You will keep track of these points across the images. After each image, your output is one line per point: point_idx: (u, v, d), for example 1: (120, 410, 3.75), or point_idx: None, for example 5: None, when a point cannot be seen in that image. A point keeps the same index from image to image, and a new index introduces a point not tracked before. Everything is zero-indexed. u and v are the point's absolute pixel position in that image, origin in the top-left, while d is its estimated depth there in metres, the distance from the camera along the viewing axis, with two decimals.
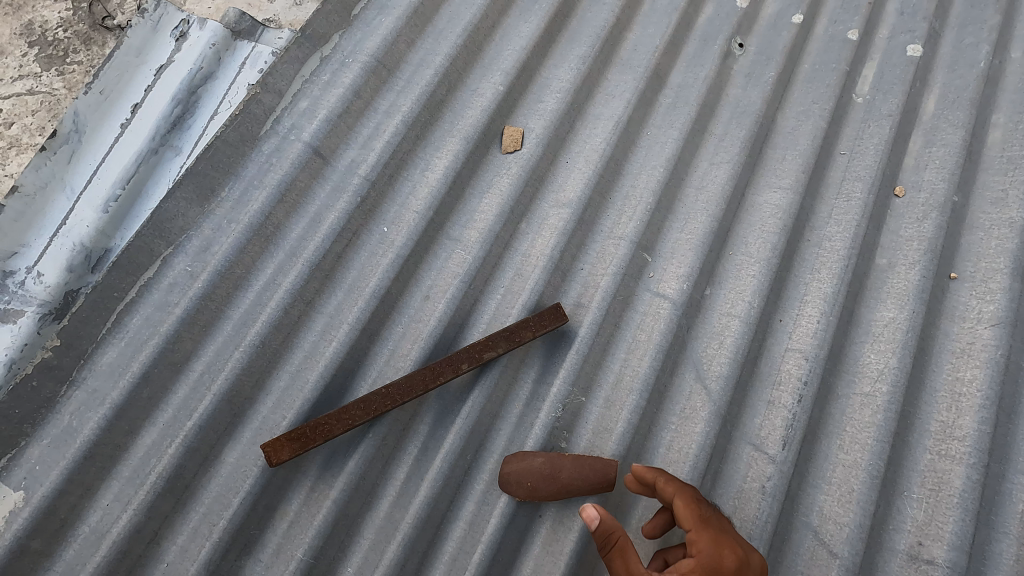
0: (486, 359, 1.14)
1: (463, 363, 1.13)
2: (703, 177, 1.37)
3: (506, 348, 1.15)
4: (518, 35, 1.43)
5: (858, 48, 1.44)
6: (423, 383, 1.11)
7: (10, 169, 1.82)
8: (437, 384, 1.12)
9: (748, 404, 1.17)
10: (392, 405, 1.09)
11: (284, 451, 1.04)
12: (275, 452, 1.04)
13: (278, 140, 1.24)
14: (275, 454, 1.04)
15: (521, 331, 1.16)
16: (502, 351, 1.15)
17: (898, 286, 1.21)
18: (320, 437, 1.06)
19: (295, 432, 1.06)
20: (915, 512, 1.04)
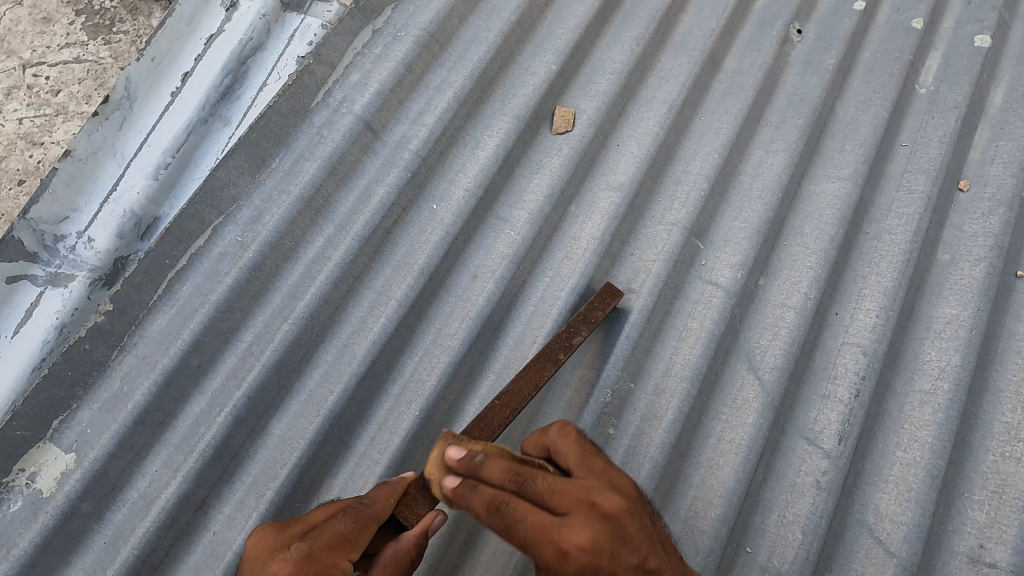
0: (576, 344, 1.10)
1: (558, 353, 1.09)
2: (759, 164, 1.33)
3: (589, 330, 1.12)
4: (572, 14, 1.40)
5: (922, 37, 1.39)
6: (530, 389, 1.06)
7: (59, 137, 1.87)
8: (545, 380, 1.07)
9: (801, 397, 1.14)
10: (511, 413, 1.04)
11: (420, 503, 0.95)
12: (411, 507, 0.95)
13: (330, 113, 1.22)
14: (412, 510, 0.95)
15: (591, 312, 1.13)
16: (586, 333, 1.11)
17: (961, 282, 1.17)
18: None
19: (423, 478, 0.97)
20: (976, 514, 1.00)
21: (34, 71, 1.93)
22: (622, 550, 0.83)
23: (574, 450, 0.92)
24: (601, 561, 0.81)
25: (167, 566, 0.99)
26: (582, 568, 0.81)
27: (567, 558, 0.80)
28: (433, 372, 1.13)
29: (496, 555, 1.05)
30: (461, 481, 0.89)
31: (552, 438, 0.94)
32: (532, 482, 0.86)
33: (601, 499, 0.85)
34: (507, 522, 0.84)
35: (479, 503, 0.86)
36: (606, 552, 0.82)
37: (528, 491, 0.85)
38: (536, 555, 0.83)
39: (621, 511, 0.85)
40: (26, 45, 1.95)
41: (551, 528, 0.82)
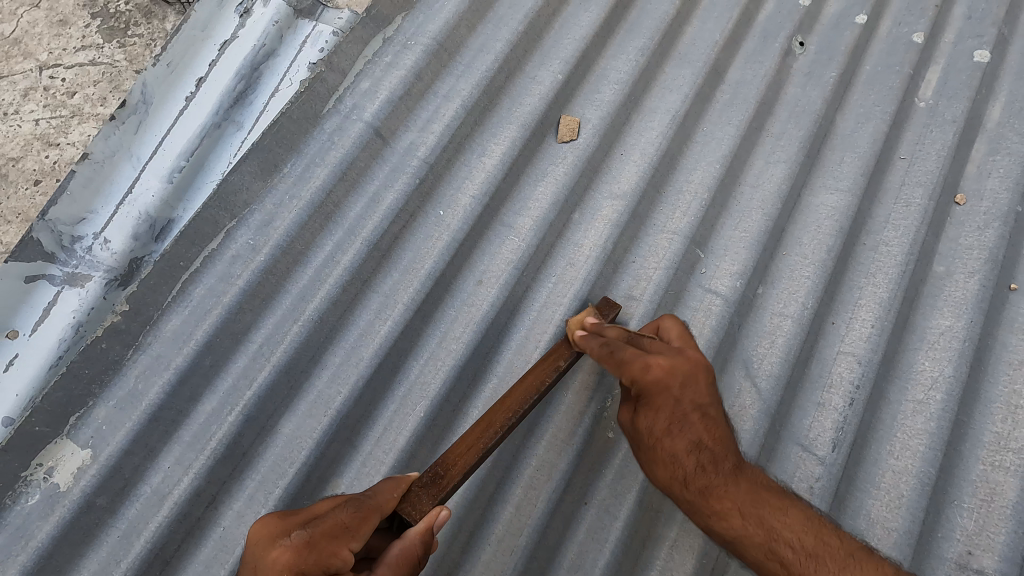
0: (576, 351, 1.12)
1: (559, 359, 1.12)
2: (759, 174, 1.36)
3: (588, 339, 1.14)
4: (578, 24, 1.43)
5: (923, 51, 1.42)
6: (535, 388, 1.07)
7: (75, 137, 2.08)
8: (546, 385, 1.08)
9: (797, 405, 1.17)
10: (514, 417, 1.03)
11: (423, 500, 0.95)
12: (414, 504, 0.94)
13: (340, 120, 1.25)
14: (415, 506, 0.94)
15: (587, 318, 1.15)
16: (585, 342, 1.13)
17: (956, 294, 1.19)
18: (457, 470, 0.98)
19: (425, 477, 0.97)
20: (966, 522, 1.03)
21: (51, 73, 2.16)
22: (694, 385, 1.03)
23: (676, 328, 1.09)
24: (672, 382, 1.01)
25: (179, 560, 1.03)
26: (655, 383, 1.01)
27: (648, 371, 1.00)
28: (437, 375, 1.16)
29: (498, 554, 1.08)
30: (588, 333, 1.10)
31: (661, 321, 1.11)
32: (622, 345, 1.04)
33: (653, 362, 1.01)
34: (612, 350, 1.04)
35: (597, 344, 1.06)
36: (677, 381, 1.01)
37: (644, 347, 1.05)
38: (627, 370, 1.02)
39: (697, 365, 1.03)
40: (44, 47, 2.20)
41: (643, 354, 1.02)
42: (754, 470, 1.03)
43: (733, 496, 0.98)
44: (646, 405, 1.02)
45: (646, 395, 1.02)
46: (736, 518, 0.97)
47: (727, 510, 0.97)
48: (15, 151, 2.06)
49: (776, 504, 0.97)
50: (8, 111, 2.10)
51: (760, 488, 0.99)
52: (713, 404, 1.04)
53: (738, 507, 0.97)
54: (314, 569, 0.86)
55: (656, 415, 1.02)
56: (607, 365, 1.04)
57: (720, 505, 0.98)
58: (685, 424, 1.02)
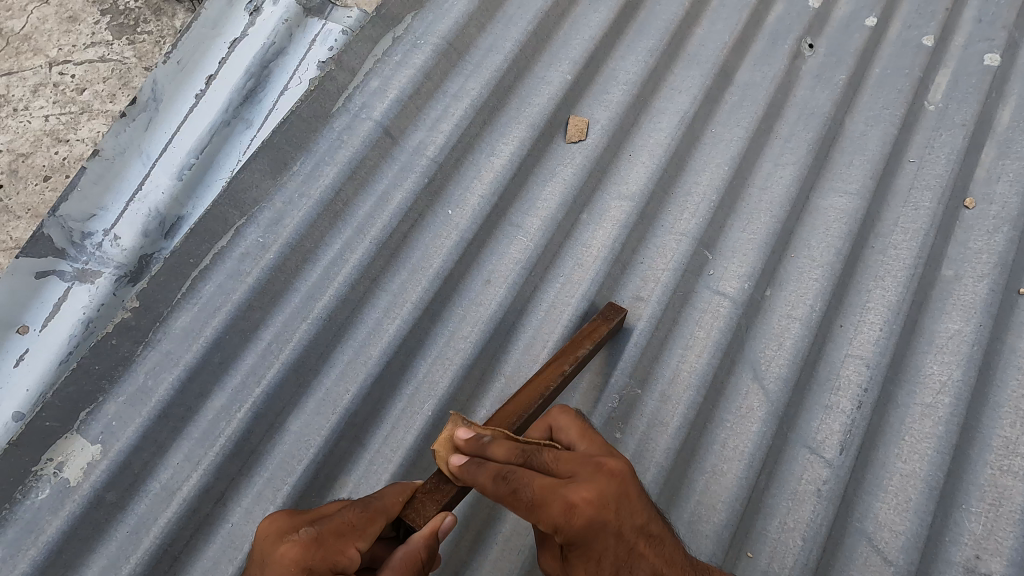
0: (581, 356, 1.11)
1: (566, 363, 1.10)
2: (768, 176, 1.36)
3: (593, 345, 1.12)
4: (587, 25, 1.43)
5: (932, 54, 1.42)
6: (540, 393, 1.05)
7: (84, 133, 2.09)
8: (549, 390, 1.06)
9: (805, 407, 1.17)
10: (517, 421, 1.02)
11: (429, 505, 0.94)
12: (419, 510, 0.93)
13: (350, 118, 1.25)
14: (420, 513, 0.93)
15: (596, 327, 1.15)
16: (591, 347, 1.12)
17: (965, 298, 1.19)
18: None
19: (431, 484, 0.96)
20: (973, 526, 1.03)
21: (60, 70, 2.17)
22: (630, 503, 0.86)
23: (573, 424, 0.97)
24: (606, 515, 0.83)
25: (187, 555, 1.03)
26: (588, 522, 0.82)
27: (573, 512, 0.82)
28: (445, 374, 1.16)
29: (505, 553, 1.08)
30: (468, 458, 0.91)
31: (552, 416, 0.99)
32: (538, 454, 0.90)
33: (574, 493, 0.82)
34: (513, 487, 0.85)
35: (485, 477, 0.87)
36: (612, 505, 0.83)
37: (545, 467, 0.88)
38: (543, 514, 0.83)
39: (622, 477, 0.86)
40: (54, 43, 2.20)
41: (560, 485, 0.83)
42: (708, 565, 0.89)
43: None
44: (580, 552, 0.85)
45: (574, 540, 0.83)
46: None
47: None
48: (25, 148, 2.07)
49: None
50: (18, 107, 2.12)
51: (703, 563, 0.89)
52: (654, 517, 0.87)
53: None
54: (321, 565, 0.86)
55: (597, 562, 0.85)
56: (512, 504, 0.86)
57: None
58: (633, 558, 0.84)
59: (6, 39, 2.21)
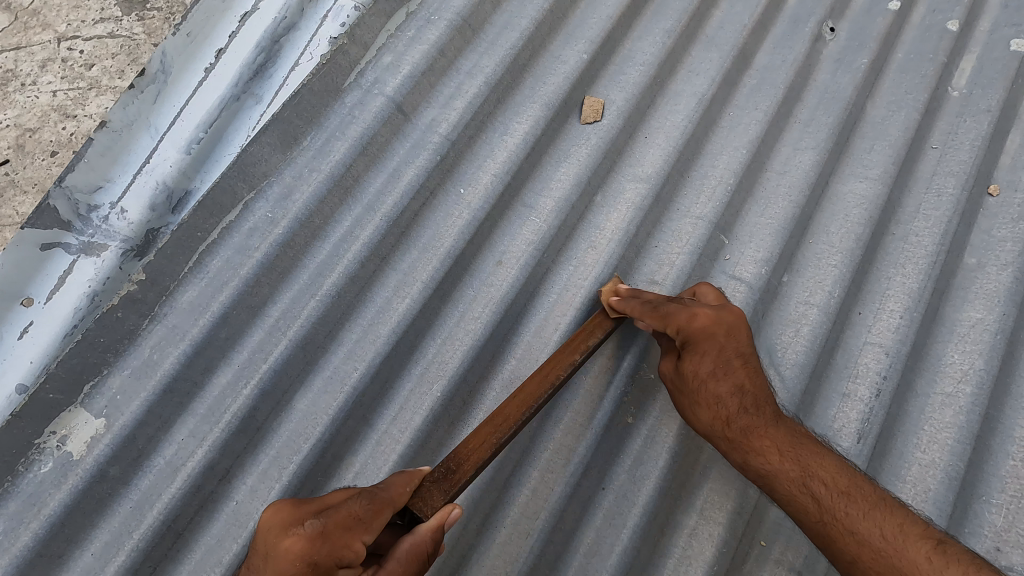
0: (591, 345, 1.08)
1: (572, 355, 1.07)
2: (787, 161, 1.33)
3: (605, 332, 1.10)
4: (605, 3, 1.39)
5: (957, 39, 1.38)
6: (552, 380, 1.04)
7: (92, 109, 2.09)
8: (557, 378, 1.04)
9: (822, 395, 1.14)
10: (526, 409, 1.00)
11: (435, 495, 0.93)
12: (425, 500, 0.93)
13: (362, 93, 1.22)
14: (427, 503, 0.92)
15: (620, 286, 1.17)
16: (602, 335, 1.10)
17: (988, 287, 1.16)
18: (473, 463, 0.95)
19: (437, 473, 0.95)
20: (994, 518, 1.00)
21: (68, 45, 2.15)
22: (738, 335, 1.08)
23: (712, 294, 1.11)
24: (720, 330, 1.06)
25: (192, 532, 1.02)
26: (707, 335, 1.05)
27: (693, 319, 1.04)
28: (455, 354, 1.14)
29: (513, 537, 1.06)
30: (625, 298, 1.11)
31: (696, 287, 1.14)
32: (676, 309, 1.06)
33: (700, 315, 1.05)
34: (655, 306, 1.06)
35: (642, 310, 1.06)
36: (724, 331, 1.06)
37: (684, 302, 1.08)
38: (672, 321, 1.05)
39: (739, 325, 1.08)
40: (61, 18, 2.18)
41: (677, 311, 1.06)
42: (802, 429, 1.04)
43: (771, 436, 1.02)
44: (696, 400, 1.05)
45: (693, 339, 1.05)
46: (774, 457, 1.00)
47: (779, 465, 1.00)
48: (32, 123, 2.07)
49: (814, 459, 0.99)
50: (26, 82, 2.11)
51: (796, 438, 1.02)
52: (760, 370, 1.08)
53: (777, 447, 1.01)
54: (327, 561, 0.86)
55: (709, 409, 1.04)
56: (654, 327, 1.06)
57: (762, 448, 1.01)
58: (730, 369, 1.07)
59: (15, 12, 2.19)
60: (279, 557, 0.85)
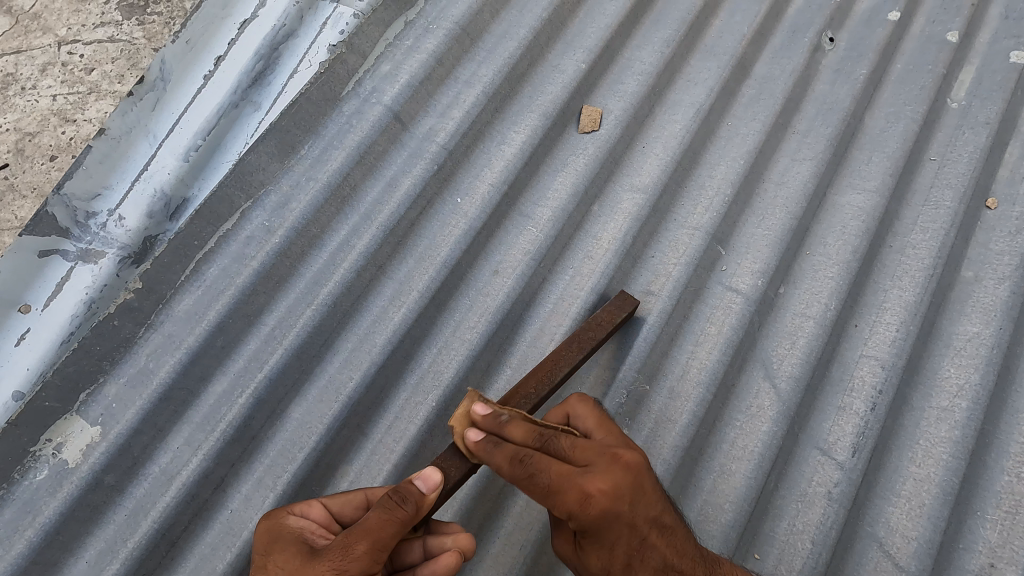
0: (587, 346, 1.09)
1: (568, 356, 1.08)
2: (785, 172, 1.33)
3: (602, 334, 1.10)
4: (604, 13, 1.39)
5: (956, 50, 1.38)
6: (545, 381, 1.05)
7: (93, 113, 2.10)
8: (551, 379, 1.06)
9: (817, 408, 1.14)
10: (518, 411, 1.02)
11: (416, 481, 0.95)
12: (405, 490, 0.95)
13: (360, 102, 1.22)
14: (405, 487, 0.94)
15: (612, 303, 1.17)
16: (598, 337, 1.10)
17: (985, 300, 1.16)
18: (454, 467, 0.96)
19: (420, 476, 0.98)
20: (989, 533, 1.00)
21: (69, 49, 2.16)
22: (642, 496, 0.91)
23: (590, 415, 1.00)
24: (619, 507, 0.89)
25: (185, 541, 1.02)
26: (603, 511, 0.88)
27: (587, 503, 0.87)
28: (451, 364, 1.15)
29: (506, 548, 1.06)
30: (484, 436, 0.95)
31: (569, 405, 1.02)
32: (556, 440, 0.94)
33: (591, 485, 0.88)
34: (531, 472, 0.90)
35: (502, 458, 0.92)
36: (626, 500, 0.89)
37: (566, 458, 0.92)
38: (559, 500, 0.89)
39: (637, 469, 0.90)
40: (62, 22, 2.19)
41: (575, 474, 0.89)
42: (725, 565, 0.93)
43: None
44: (593, 542, 0.92)
45: (588, 529, 0.89)
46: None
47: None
48: (31, 126, 2.08)
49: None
50: (26, 86, 2.12)
51: (711, 566, 0.91)
52: (669, 512, 0.94)
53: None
54: (295, 524, 0.92)
55: (611, 552, 0.92)
56: (527, 487, 0.91)
57: None
58: (645, 552, 0.92)
59: (16, 16, 2.20)
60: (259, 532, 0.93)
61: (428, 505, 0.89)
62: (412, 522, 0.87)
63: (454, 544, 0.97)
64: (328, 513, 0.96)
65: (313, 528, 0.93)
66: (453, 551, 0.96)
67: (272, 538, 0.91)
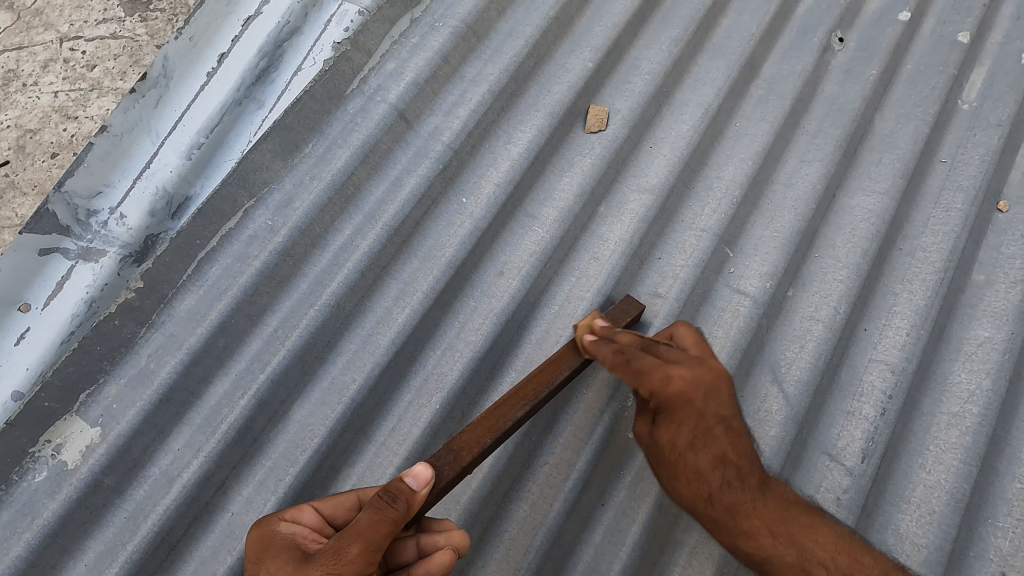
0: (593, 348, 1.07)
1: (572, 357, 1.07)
2: (794, 173, 1.31)
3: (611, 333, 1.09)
4: (611, 11, 1.38)
5: (967, 51, 1.36)
6: (553, 379, 1.04)
7: (94, 111, 2.09)
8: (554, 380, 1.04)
9: (826, 412, 1.13)
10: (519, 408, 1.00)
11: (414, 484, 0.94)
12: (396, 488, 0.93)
13: (364, 100, 1.21)
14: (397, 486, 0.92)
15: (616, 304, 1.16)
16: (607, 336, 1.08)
17: (996, 305, 1.15)
18: (446, 466, 0.94)
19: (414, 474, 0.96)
20: (1000, 541, 0.99)
21: (71, 46, 2.15)
22: (716, 398, 0.99)
23: (691, 338, 1.05)
24: (694, 395, 0.97)
25: (185, 544, 1.01)
26: (676, 395, 0.96)
27: (668, 384, 0.95)
28: (455, 366, 1.13)
29: (510, 552, 1.05)
30: (599, 337, 1.04)
31: (675, 327, 1.08)
32: (655, 345, 1.02)
33: (675, 373, 0.96)
34: (628, 358, 0.99)
35: (609, 350, 1.01)
36: (701, 393, 0.97)
37: (660, 355, 0.99)
38: (644, 380, 0.96)
39: (717, 374, 0.99)
40: (65, 19, 2.17)
41: (663, 362, 0.97)
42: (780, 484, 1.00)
43: (759, 511, 0.96)
44: (666, 418, 0.98)
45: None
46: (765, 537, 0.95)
47: (757, 528, 0.95)
48: (32, 123, 2.06)
49: (804, 522, 0.95)
50: (27, 82, 2.11)
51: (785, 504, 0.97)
52: (737, 416, 1.01)
53: (768, 527, 0.95)
54: (287, 532, 0.91)
55: (678, 428, 0.98)
56: (623, 375, 0.99)
57: (749, 523, 0.95)
58: (708, 438, 0.98)
59: (18, 12, 2.18)
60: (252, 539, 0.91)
61: (420, 501, 0.88)
62: (405, 520, 0.85)
63: (447, 541, 0.96)
64: (320, 517, 0.94)
65: (306, 533, 0.91)
66: (447, 548, 0.94)
67: (265, 545, 0.89)
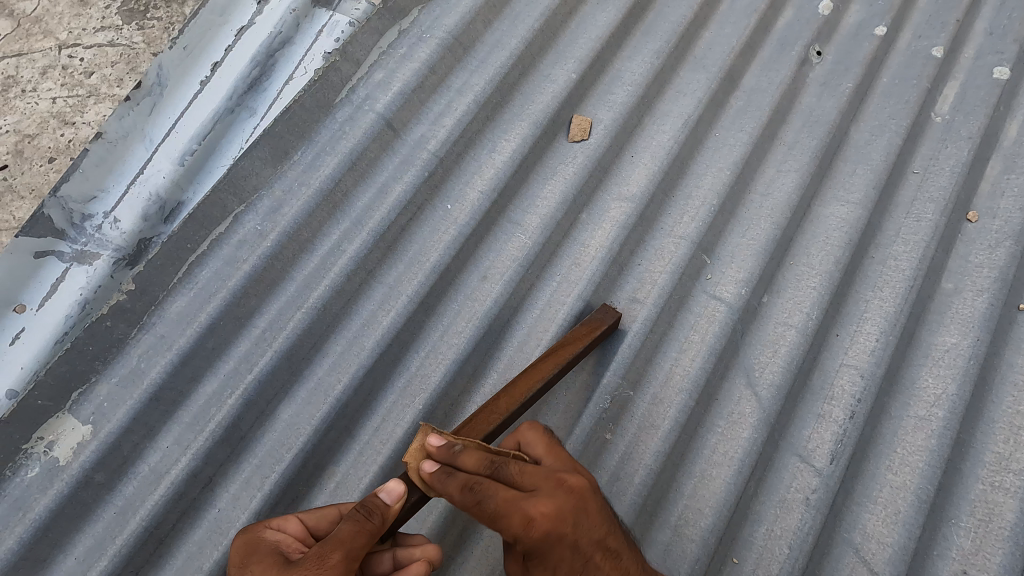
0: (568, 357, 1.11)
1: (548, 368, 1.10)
2: (770, 183, 1.35)
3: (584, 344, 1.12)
4: (595, 24, 1.42)
5: (941, 65, 1.40)
6: (532, 387, 1.08)
7: (91, 117, 2.12)
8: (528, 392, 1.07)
9: (797, 416, 1.16)
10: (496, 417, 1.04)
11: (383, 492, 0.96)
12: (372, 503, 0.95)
13: (353, 109, 1.25)
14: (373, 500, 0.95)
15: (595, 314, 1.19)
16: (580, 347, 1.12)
17: (963, 312, 1.18)
18: (421, 478, 0.97)
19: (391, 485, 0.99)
20: (962, 541, 1.02)
21: (69, 53, 2.19)
22: (586, 509, 0.90)
23: (540, 439, 0.98)
24: (564, 526, 0.87)
25: (173, 539, 1.04)
26: (544, 535, 0.86)
27: (531, 524, 0.85)
28: (438, 368, 1.17)
29: (489, 549, 1.08)
30: (440, 464, 0.94)
31: (621, 356, 1.08)
32: (511, 462, 0.93)
33: (536, 510, 0.86)
34: (494, 471, 0.92)
35: (456, 487, 0.90)
36: (570, 518, 0.87)
37: (523, 468, 0.92)
38: (503, 526, 0.86)
39: (582, 491, 0.90)
40: (64, 26, 2.22)
41: (520, 497, 0.87)
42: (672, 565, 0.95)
43: None
44: (530, 554, 0.89)
45: (529, 547, 0.87)
46: None
47: None
48: (31, 129, 2.10)
49: None
50: (26, 88, 2.15)
51: None
52: (611, 530, 0.92)
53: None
54: (269, 541, 0.93)
55: (538, 555, 0.88)
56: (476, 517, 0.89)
57: None
58: (585, 562, 0.90)
59: (18, 20, 2.23)
60: (235, 548, 0.93)
61: (394, 516, 0.92)
62: (380, 533, 0.89)
63: (421, 553, 0.99)
64: (304, 527, 0.96)
65: (288, 541, 0.93)
66: (422, 561, 0.97)
67: (247, 554, 0.91)
